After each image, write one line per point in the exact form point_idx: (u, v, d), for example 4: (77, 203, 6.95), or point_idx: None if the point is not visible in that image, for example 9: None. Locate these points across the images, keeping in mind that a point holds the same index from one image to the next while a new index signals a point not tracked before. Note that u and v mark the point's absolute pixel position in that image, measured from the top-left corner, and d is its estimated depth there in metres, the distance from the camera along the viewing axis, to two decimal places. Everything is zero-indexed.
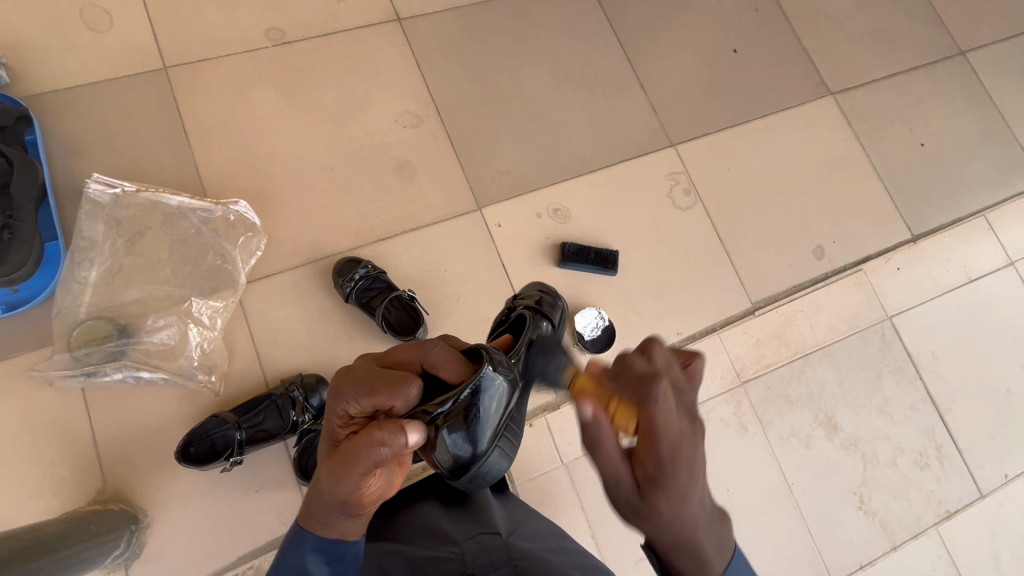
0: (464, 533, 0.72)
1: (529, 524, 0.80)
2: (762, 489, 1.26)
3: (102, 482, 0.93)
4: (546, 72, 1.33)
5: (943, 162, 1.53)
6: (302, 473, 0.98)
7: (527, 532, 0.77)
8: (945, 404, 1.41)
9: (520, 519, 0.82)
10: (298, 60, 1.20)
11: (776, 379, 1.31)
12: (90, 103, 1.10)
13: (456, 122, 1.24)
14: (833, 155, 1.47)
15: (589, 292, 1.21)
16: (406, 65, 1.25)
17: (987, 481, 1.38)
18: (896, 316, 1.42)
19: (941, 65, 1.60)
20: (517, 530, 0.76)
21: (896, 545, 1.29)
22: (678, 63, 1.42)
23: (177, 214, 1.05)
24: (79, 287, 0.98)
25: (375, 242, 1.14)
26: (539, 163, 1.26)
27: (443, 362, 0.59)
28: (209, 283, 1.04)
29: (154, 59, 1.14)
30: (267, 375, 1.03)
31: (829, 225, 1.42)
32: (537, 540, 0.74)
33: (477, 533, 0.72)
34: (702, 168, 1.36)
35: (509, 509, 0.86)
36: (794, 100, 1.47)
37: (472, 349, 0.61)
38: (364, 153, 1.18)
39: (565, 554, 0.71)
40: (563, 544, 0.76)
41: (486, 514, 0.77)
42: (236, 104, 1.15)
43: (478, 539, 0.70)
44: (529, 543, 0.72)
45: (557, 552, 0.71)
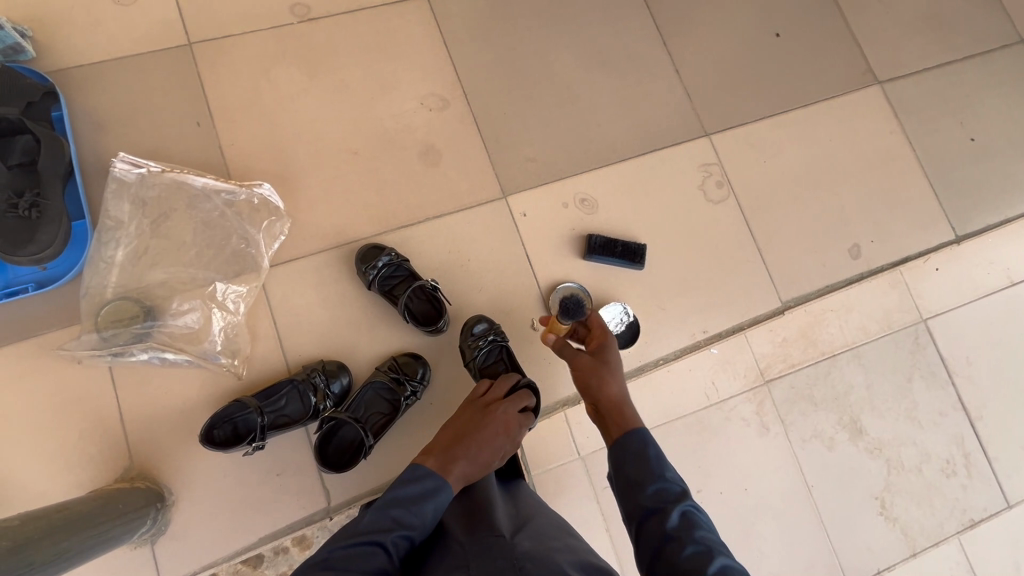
0: (466, 531, 0.71)
1: (538, 518, 0.76)
2: (780, 491, 1.24)
3: (128, 459, 0.95)
4: (578, 54, 1.28)
5: (993, 158, 1.45)
6: (323, 459, 0.96)
7: (535, 529, 0.72)
8: (977, 411, 1.36)
9: (529, 512, 0.78)
10: (324, 38, 1.17)
11: (803, 379, 1.28)
12: (115, 78, 1.08)
13: (483, 106, 1.21)
14: (876, 148, 1.39)
15: (613, 286, 1.19)
16: (432, 44, 1.21)
17: (1015, 491, 1.34)
18: (931, 319, 1.37)
19: (998, 53, 1.50)
20: (524, 527, 0.72)
21: (916, 552, 1.27)
22: (716, 48, 1.35)
23: (201, 195, 1.05)
24: (106, 267, 0.98)
25: (397, 229, 1.12)
26: (568, 151, 1.22)
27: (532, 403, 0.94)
28: (233, 267, 1.04)
29: (178, 34, 1.12)
30: (289, 360, 1.03)
31: (868, 223, 1.36)
32: (545, 538, 0.70)
33: (481, 532, 0.70)
34: (736, 160, 1.31)
35: (517, 501, 0.83)
36: (837, 88, 1.40)
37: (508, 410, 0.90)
38: (389, 136, 1.15)
39: (572, 554, 0.67)
40: (574, 536, 0.74)
41: (491, 509, 0.75)
42: (260, 82, 1.13)
43: (481, 541, 0.68)
44: (535, 543, 0.68)
45: (563, 554, 0.66)
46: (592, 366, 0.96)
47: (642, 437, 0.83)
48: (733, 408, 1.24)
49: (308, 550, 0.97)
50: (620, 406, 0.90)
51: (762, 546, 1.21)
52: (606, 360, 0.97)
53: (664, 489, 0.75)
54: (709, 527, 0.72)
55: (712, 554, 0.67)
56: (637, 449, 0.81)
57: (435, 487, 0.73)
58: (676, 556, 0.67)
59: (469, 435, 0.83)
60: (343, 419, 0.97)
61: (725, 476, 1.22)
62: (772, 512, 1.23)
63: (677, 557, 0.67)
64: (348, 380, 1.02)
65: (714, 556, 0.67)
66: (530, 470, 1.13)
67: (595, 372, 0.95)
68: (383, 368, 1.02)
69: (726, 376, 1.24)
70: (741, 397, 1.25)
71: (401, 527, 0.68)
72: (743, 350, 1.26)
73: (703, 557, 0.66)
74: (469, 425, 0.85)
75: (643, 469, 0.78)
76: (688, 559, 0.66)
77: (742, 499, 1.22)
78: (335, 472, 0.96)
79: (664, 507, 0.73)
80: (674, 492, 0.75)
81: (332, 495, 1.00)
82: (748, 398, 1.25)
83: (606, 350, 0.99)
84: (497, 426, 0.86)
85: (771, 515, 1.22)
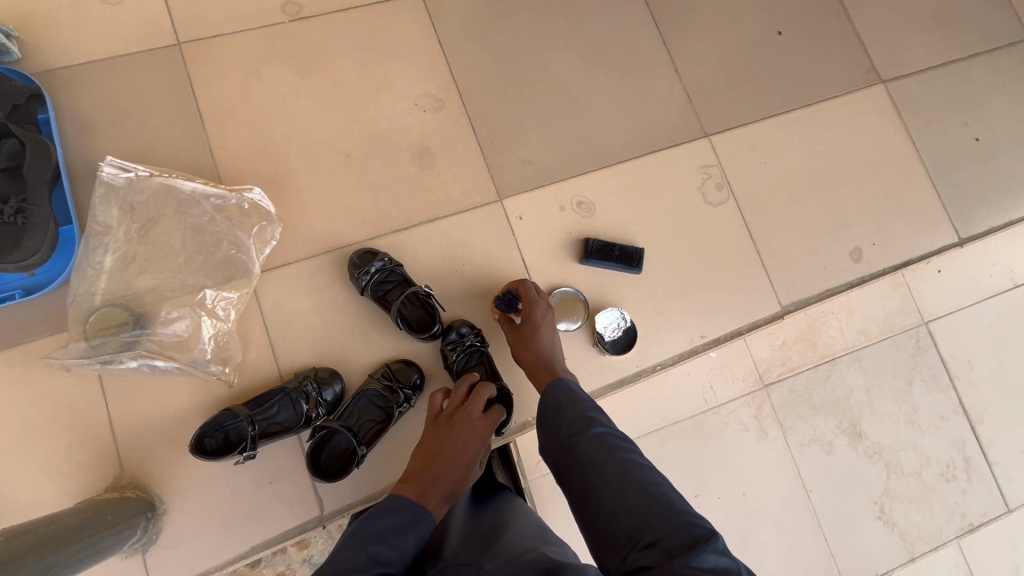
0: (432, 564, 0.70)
1: (507, 532, 0.76)
2: (778, 497, 1.23)
3: (119, 468, 0.94)
4: (575, 53, 1.25)
5: (998, 158, 1.43)
6: (315, 468, 0.95)
7: (502, 544, 0.72)
8: (977, 414, 1.35)
9: (499, 528, 0.78)
10: (316, 37, 1.15)
11: (802, 383, 1.27)
12: (103, 80, 1.06)
13: (479, 107, 1.18)
14: (879, 148, 1.37)
15: (611, 291, 1.17)
16: (427, 43, 1.19)
17: (1015, 495, 1.33)
18: (933, 322, 1.35)
19: (1005, 51, 1.47)
20: (490, 545, 0.72)
21: (914, 557, 1.26)
22: (717, 46, 1.32)
23: (190, 201, 1.03)
24: (94, 273, 0.97)
25: (391, 233, 1.10)
26: (565, 153, 1.20)
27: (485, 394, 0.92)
28: (223, 273, 1.02)
29: (167, 34, 1.10)
30: (281, 367, 1.02)
31: (870, 225, 1.34)
32: (512, 552, 0.70)
33: (445, 563, 0.70)
34: (737, 161, 1.29)
35: (488, 517, 0.82)
36: (840, 87, 1.37)
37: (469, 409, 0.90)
38: (382, 138, 1.13)
39: (535, 559, 0.67)
40: (543, 543, 0.74)
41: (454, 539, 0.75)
42: (251, 83, 1.11)
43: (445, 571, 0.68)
44: (501, 560, 0.68)
45: (526, 561, 0.66)
46: (518, 339, 1.02)
47: (557, 381, 0.84)
48: (732, 412, 1.23)
49: (304, 551, 0.98)
50: (543, 368, 0.97)
51: (759, 551, 1.20)
52: (530, 327, 1.02)
53: (578, 419, 0.77)
54: (623, 440, 0.74)
55: (625, 466, 0.69)
56: (555, 394, 0.82)
57: (416, 517, 0.68)
58: (595, 478, 0.69)
59: (441, 454, 0.81)
60: (336, 428, 0.96)
61: (724, 481, 1.21)
62: (770, 518, 1.22)
63: (595, 478, 0.69)
64: (340, 388, 1.01)
65: (628, 466, 0.69)
66: (525, 475, 1.11)
67: (521, 343, 1.02)
68: (376, 375, 1.01)
69: (724, 379, 1.23)
70: (739, 401, 1.24)
71: (382, 564, 0.61)
72: (742, 353, 1.25)
73: (618, 471, 0.68)
74: (437, 443, 0.83)
75: (559, 409, 0.79)
76: (605, 477, 0.69)
77: (739, 505, 1.21)
78: (328, 481, 0.95)
79: (578, 437, 0.74)
80: (586, 419, 0.76)
81: (325, 504, 0.99)
82: (747, 402, 1.24)
83: (529, 316, 1.02)
84: (467, 437, 0.85)
85: (769, 521, 1.21)
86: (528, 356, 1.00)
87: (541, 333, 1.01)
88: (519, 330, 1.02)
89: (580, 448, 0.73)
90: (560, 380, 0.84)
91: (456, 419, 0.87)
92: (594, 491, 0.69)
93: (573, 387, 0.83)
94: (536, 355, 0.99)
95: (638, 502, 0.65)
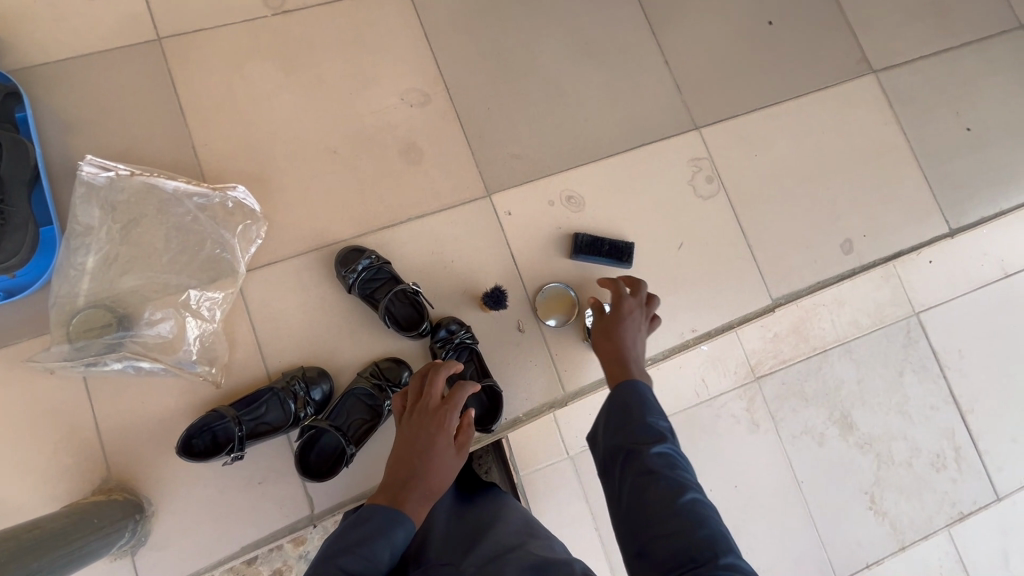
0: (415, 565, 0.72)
1: (492, 529, 0.77)
2: (770, 489, 1.23)
3: (106, 470, 0.93)
4: (564, 44, 1.24)
5: (990, 148, 1.42)
6: (304, 468, 0.95)
7: (487, 543, 0.73)
8: (968, 404, 1.35)
9: (484, 524, 0.79)
10: (300, 31, 1.13)
11: (794, 375, 1.27)
12: (82, 77, 1.04)
13: (466, 101, 1.17)
14: (870, 139, 1.36)
15: (601, 286, 1.16)
16: (414, 37, 1.17)
17: (1005, 484, 1.34)
18: (924, 312, 1.36)
19: (996, 39, 1.46)
20: (475, 544, 0.73)
21: (904, 546, 1.27)
22: (708, 37, 1.31)
23: (173, 199, 1.01)
24: (76, 274, 0.95)
25: (378, 230, 1.09)
26: (554, 147, 1.19)
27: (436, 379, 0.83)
28: (208, 273, 1.01)
29: (147, 30, 1.08)
30: (269, 367, 1.01)
31: (861, 217, 1.33)
32: (495, 551, 0.71)
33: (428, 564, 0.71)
34: (727, 153, 1.28)
35: (473, 513, 0.83)
36: (831, 77, 1.36)
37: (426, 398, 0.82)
38: (369, 134, 1.12)
39: (519, 559, 0.68)
40: (527, 538, 0.75)
41: (438, 539, 0.76)
42: (234, 79, 1.09)
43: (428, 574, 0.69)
44: (484, 560, 0.69)
45: (510, 561, 0.67)
46: (603, 327, 0.93)
47: (629, 382, 0.78)
48: (724, 405, 1.24)
49: (301, 546, 0.99)
50: (620, 361, 0.86)
51: (750, 543, 1.20)
52: (616, 317, 0.94)
53: (646, 430, 0.72)
54: (687, 469, 0.70)
55: (684, 491, 0.65)
56: (625, 396, 0.77)
57: (387, 522, 0.67)
58: (652, 492, 0.65)
59: (406, 453, 0.76)
60: (324, 428, 0.95)
61: (716, 474, 1.21)
62: (762, 509, 1.22)
63: (650, 492, 0.65)
64: (328, 387, 1.00)
65: (687, 492, 0.65)
66: (518, 470, 1.11)
67: (603, 330, 0.93)
68: (364, 374, 1.01)
69: (717, 373, 1.24)
70: (731, 394, 1.24)
71: (351, 571, 0.60)
72: (733, 345, 1.25)
73: (676, 493, 0.64)
74: (401, 443, 0.78)
75: (627, 413, 0.75)
76: (662, 495, 0.65)
77: (731, 497, 1.21)
78: (317, 481, 0.95)
79: (642, 446, 0.70)
80: (656, 433, 0.72)
81: (315, 503, 0.98)
82: (739, 395, 1.25)
83: (620, 306, 0.95)
84: (429, 430, 0.78)
85: (760, 512, 1.22)
86: (606, 344, 0.90)
87: (629, 327, 0.92)
88: (603, 318, 0.95)
89: (642, 458, 0.69)
90: (633, 381, 0.79)
91: (416, 413, 0.81)
92: (645, 504, 0.65)
93: (644, 391, 0.77)
94: (614, 345, 0.89)
95: (689, 529, 0.61)
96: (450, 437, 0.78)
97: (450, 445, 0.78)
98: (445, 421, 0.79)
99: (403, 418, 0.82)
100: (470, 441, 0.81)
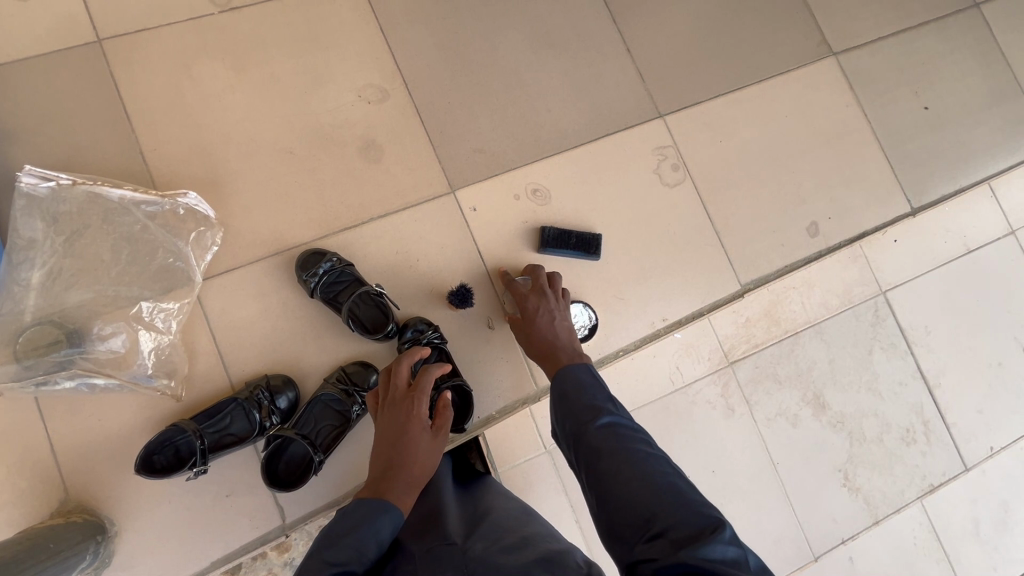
0: (422, 541, 0.71)
1: (493, 515, 0.77)
2: (746, 471, 1.24)
3: (63, 493, 0.90)
4: (523, 35, 1.21)
5: (948, 127, 1.44)
6: (270, 478, 0.92)
7: (487, 526, 0.74)
8: (935, 379, 1.38)
9: (485, 511, 0.79)
10: (249, 28, 1.09)
11: (767, 358, 1.29)
12: (17, 83, 0.99)
13: (426, 95, 1.14)
14: (832, 122, 1.37)
15: (570, 278, 1.16)
16: (368, 30, 1.14)
17: (973, 454, 1.37)
18: (890, 291, 1.38)
19: (953, 19, 1.48)
20: (477, 528, 0.73)
21: (878, 520, 1.29)
22: (669, 24, 1.30)
23: (120, 208, 0.98)
24: (21, 291, 0.91)
25: (340, 231, 1.06)
26: (516, 140, 1.17)
27: (404, 371, 0.84)
28: (162, 283, 0.98)
29: (85, 31, 1.03)
30: (231, 376, 0.98)
31: (825, 201, 1.34)
32: (499, 535, 0.71)
33: (432, 541, 0.71)
34: (692, 141, 1.27)
35: (472, 502, 0.83)
36: (792, 61, 1.36)
37: (395, 392, 0.82)
38: (326, 132, 1.09)
39: (522, 547, 0.67)
40: (528, 528, 0.73)
41: (445, 518, 0.76)
42: (181, 80, 1.05)
43: (433, 551, 0.68)
44: (488, 542, 0.69)
45: (509, 546, 0.68)
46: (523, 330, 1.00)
47: (566, 369, 0.84)
48: (699, 392, 1.24)
49: (286, 553, 0.97)
50: (550, 352, 0.94)
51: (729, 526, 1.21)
52: (530, 319, 0.99)
53: (585, 409, 0.77)
54: (633, 431, 0.75)
55: (631, 452, 0.70)
56: (563, 385, 0.82)
57: (371, 511, 0.67)
58: (605, 467, 0.69)
59: (384, 446, 0.76)
60: (290, 437, 0.93)
61: (694, 458, 1.22)
62: (740, 493, 1.23)
63: (604, 465, 0.69)
64: (295, 394, 0.98)
65: (634, 455, 0.69)
66: (496, 466, 1.11)
67: (527, 334, 0.99)
68: (331, 379, 0.99)
69: (690, 360, 1.24)
70: (705, 380, 1.25)
71: (335, 565, 0.60)
72: (707, 332, 1.26)
73: (625, 457, 0.69)
74: (378, 436, 0.78)
75: (570, 400, 0.80)
76: (613, 464, 0.68)
77: (709, 482, 1.22)
78: (286, 491, 0.92)
79: (589, 426, 0.75)
80: (597, 410, 0.77)
81: (286, 513, 0.96)
82: (713, 381, 1.25)
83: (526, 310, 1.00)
84: (401, 418, 0.79)
85: (737, 495, 1.23)
86: (534, 347, 0.97)
87: (546, 322, 0.99)
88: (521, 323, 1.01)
89: (589, 436, 0.73)
90: (566, 368, 0.84)
91: (387, 405, 0.82)
92: (604, 477, 0.68)
93: (580, 372, 0.83)
94: (541, 342, 0.96)
95: (642, 486, 0.65)
96: (425, 422, 0.79)
97: (426, 430, 0.78)
98: (419, 411, 0.80)
99: (376, 413, 0.82)
100: (448, 424, 0.81)
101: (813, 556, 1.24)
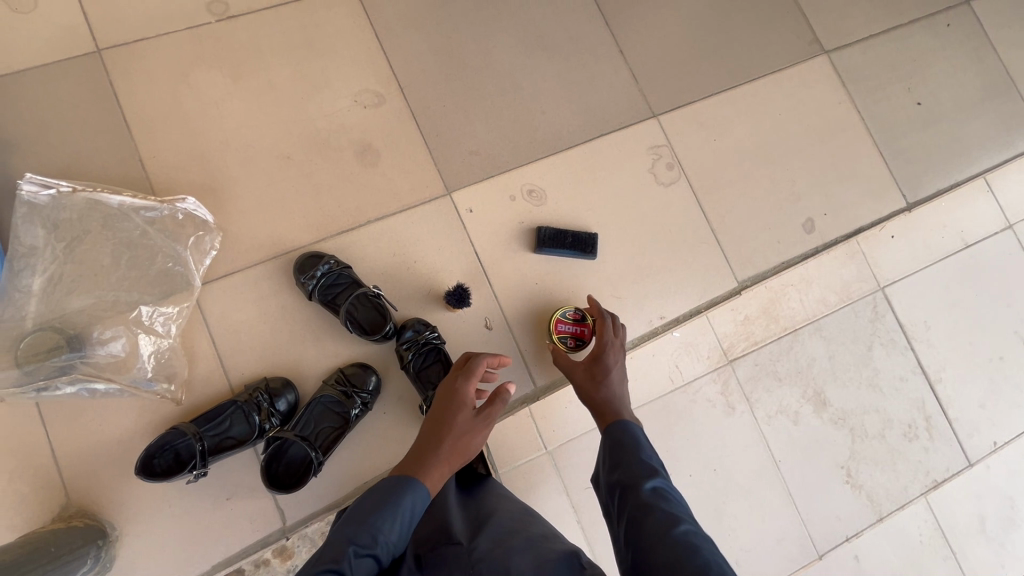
0: (426, 547, 0.72)
1: (496, 516, 0.77)
2: (750, 469, 1.24)
3: (65, 497, 0.90)
4: (517, 38, 1.23)
5: (942, 122, 1.45)
6: (270, 481, 0.93)
7: (491, 527, 0.74)
8: (936, 373, 1.38)
9: (488, 513, 0.79)
10: (246, 36, 1.10)
11: (766, 355, 1.28)
12: (18, 94, 1.01)
13: (421, 99, 1.16)
14: (825, 119, 1.38)
15: (567, 278, 1.16)
16: (364, 36, 1.15)
17: (976, 449, 1.37)
18: (889, 287, 1.37)
19: (944, 15, 1.49)
20: (482, 529, 0.73)
21: (882, 517, 1.29)
22: (661, 25, 1.32)
23: (119, 214, 0.99)
24: (22, 297, 0.92)
25: (337, 235, 1.07)
26: (511, 142, 1.18)
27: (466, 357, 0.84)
28: (161, 287, 0.99)
29: (85, 42, 1.04)
30: (230, 379, 0.99)
31: (820, 197, 1.35)
32: (505, 535, 0.71)
33: (437, 545, 0.71)
34: (685, 140, 1.28)
35: (475, 504, 0.83)
36: (784, 60, 1.38)
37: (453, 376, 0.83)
38: (322, 137, 1.10)
39: (527, 548, 0.68)
40: (531, 530, 0.74)
41: (450, 520, 0.76)
42: (180, 88, 1.06)
43: (440, 554, 0.69)
44: (493, 542, 0.69)
45: (517, 546, 0.68)
46: (584, 376, 0.97)
47: (622, 424, 0.83)
48: (699, 390, 1.23)
49: (290, 561, 0.95)
50: (608, 409, 0.89)
51: (733, 523, 1.21)
52: (596, 367, 0.97)
53: (639, 465, 0.76)
54: (682, 504, 0.70)
55: (677, 522, 0.66)
56: (619, 435, 0.82)
57: (398, 491, 0.67)
58: (644, 524, 0.66)
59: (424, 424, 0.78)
60: (289, 438, 0.94)
61: (696, 458, 1.22)
62: (742, 491, 1.23)
63: (645, 521, 0.67)
64: (294, 397, 0.98)
65: (680, 523, 0.66)
66: (496, 466, 1.11)
67: (588, 384, 0.95)
68: (330, 381, 0.99)
69: (690, 359, 1.23)
70: (706, 378, 1.24)
71: (358, 547, 0.62)
72: (705, 331, 1.25)
73: (670, 523, 0.66)
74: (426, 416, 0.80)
75: (622, 452, 0.79)
76: (655, 522, 0.66)
77: (711, 480, 1.22)
78: (285, 493, 0.93)
79: (637, 481, 0.73)
80: (649, 470, 0.75)
81: (286, 515, 0.96)
82: (713, 379, 1.24)
83: (596, 358, 0.98)
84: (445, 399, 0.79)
85: (740, 493, 1.23)
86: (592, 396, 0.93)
87: (607, 375, 0.95)
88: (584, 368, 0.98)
89: (636, 492, 0.72)
90: (625, 423, 0.83)
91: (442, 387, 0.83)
92: (642, 534, 0.66)
93: (637, 432, 0.82)
94: (595, 395, 0.92)
95: (683, 556, 0.61)
96: (468, 405, 0.78)
97: (467, 413, 0.77)
98: (466, 394, 0.79)
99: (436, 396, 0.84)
100: (496, 411, 0.78)
101: (816, 554, 1.24)
